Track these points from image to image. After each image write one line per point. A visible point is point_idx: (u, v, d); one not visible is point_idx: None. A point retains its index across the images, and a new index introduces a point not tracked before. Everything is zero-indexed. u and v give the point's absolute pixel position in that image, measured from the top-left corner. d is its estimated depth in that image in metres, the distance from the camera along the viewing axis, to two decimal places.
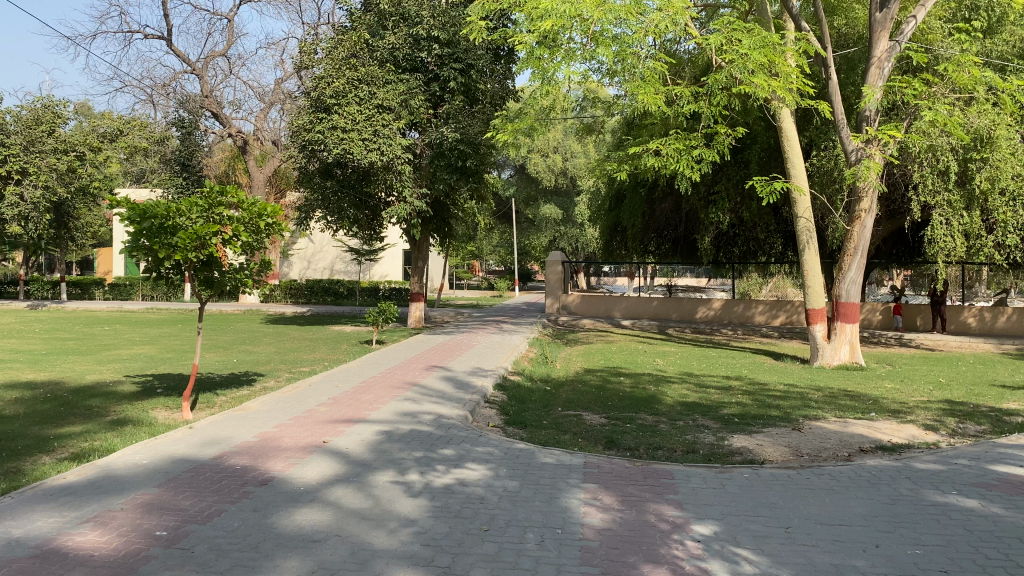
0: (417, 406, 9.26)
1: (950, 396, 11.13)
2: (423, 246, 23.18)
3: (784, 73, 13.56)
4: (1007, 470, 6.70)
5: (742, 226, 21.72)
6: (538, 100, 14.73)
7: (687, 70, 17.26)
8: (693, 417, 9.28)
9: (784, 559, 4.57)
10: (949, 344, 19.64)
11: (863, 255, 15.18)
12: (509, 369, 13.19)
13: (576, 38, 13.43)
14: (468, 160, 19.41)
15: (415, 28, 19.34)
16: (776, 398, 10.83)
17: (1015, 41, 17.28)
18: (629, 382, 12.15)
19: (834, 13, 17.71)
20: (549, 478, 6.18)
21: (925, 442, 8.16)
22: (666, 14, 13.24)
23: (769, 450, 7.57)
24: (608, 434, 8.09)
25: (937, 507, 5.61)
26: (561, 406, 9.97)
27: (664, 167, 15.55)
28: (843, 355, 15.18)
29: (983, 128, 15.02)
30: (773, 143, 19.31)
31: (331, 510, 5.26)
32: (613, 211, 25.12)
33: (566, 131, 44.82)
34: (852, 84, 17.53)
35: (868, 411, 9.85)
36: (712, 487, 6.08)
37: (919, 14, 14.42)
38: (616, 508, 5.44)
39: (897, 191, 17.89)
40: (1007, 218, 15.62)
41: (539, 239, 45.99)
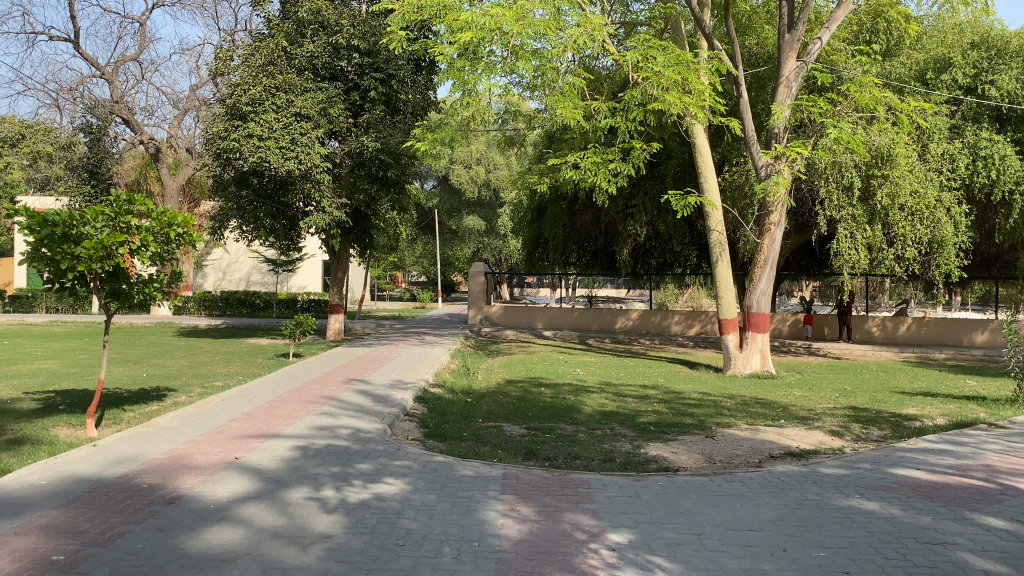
0: (334, 420, 9.13)
1: (855, 403, 11.62)
2: (343, 257, 22.95)
3: (698, 91, 13.99)
4: (906, 473, 7.01)
5: (658, 239, 22.18)
6: (458, 113, 14.72)
7: (606, 85, 17.56)
8: (611, 425, 9.42)
9: (696, 565, 4.67)
10: (855, 352, 20.52)
11: (773, 268, 15.71)
12: (430, 381, 13.10)
13: (497, 51, 13.49)
14: (390, 169, 19.32)
15: (335, 36, 19.14)
16: (690, 406, 11.09)
17: (912, 63, 18.28)
18: (549, 392, 12.28)
19: (746, 33, 18.40)
20: (466, 490, 6.18)
21: (831, 447, 8.48)
22: (585, 30, 13.57)
23: (682, 458, 7.74)
24: (527, 445, 8.14)
25: (840, 511, 5.82)
26: (481, 418, 9.96)
27: (583, 180, 15.75)
28: (754, 363, 15.62)
29: (884, 146, 15.77)
30: (688, 159, 19.80)
31: (243, 528, 5.12)
32: (535, 223, 25.34)
33: (489, 143, 45.09)
34: (763, 101, 18.10)
35: (777, 418, 10.16)
36: (627, 496, 6.18)
37: (825, 36, 14.99)
38: (532, 518, 5.46)
39: (804, 206, 18.56)
40: (906, 232, 16.43)
41: (462, 250, 46.03)
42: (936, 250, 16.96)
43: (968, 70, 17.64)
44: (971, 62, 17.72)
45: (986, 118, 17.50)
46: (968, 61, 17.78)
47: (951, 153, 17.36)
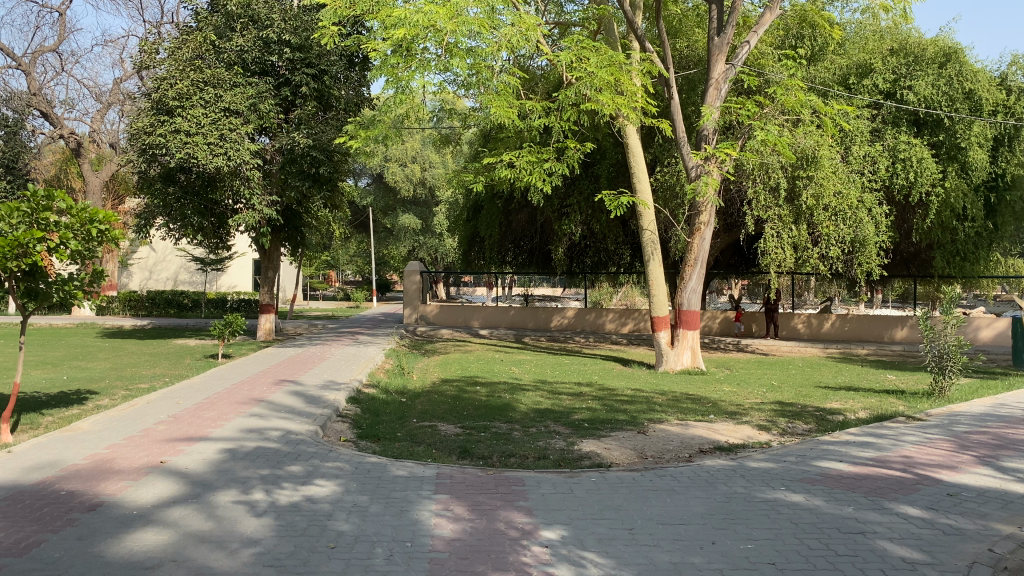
0: (264, 422, 8.95)
1: (782, 398, 11.94)
2: (274, 256, 22.53)
3: (630, 92, 14.17)
4: (828, 466, 7.24)
5: (593, 239, 22.39)
6: (392, 110, 14.57)
7: (541, 86, 17.64)
8: (545, 423, 9.46)
9: (627, 560, 4.73)
10: (782, 348, 21.07)
11: (703, 267, 16.02)
12: (364, 381, 12.95)
13: (431, 48, 13.42)
14: (322, 167, 19.02)
15: (265, 31, 18.80)
16: (623, 402, 11.23)
17: (835, 68, 18.78)
18: (484, 391, 12.28)
19: (677, 36, 18.73)
20: (399, 491, 6.13)
21: (758, 441, 8.68)
22: (518, 29, 13.60)
23: (615, 454, 7.84)
24: (462, 444, 8.12)
25: (767, 503, 5.97)
26: (416, 417, 9.90)
27: (518, 179, 15.77)
28: (685, 360, 15.89)
29: (809, 148, 16.27)
30: (621, 159, 20.00)
31: (167, 534, 4.97)
32: (471, 222, 25.11)
33: (424, 141, 44.86)
34: (693, 104, 18.43)
35: (707, 413, 10.37)
36: (560, 492, 6.22)
37: (753, 40, 15.32)
38: (466, 517, 5.45)
39: (733, 206, 19.05)
40: (830, 232, 16.87)
41: (397, 249, 45.69)
42: (858, 249, 17.43)
43: (888, 75, 18.28)
44: (891, 68, 18.38)
45: (904, 122, 18.26)
46: (888, 67, 18.42)
47: (872, 155, 17.93)
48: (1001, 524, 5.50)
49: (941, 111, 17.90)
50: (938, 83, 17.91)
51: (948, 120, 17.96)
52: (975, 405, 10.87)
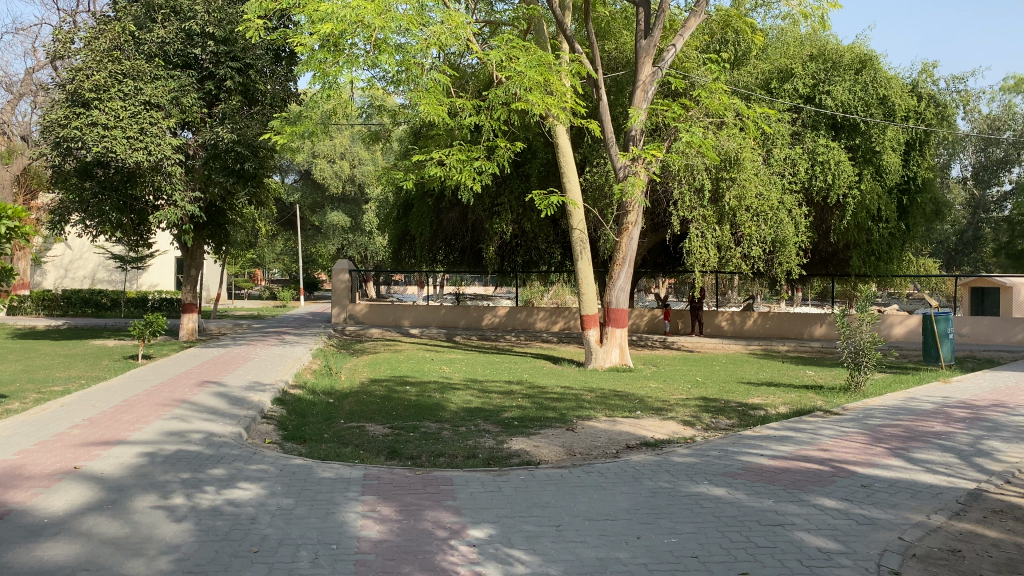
0: (186, 425, 8.69)
1: (706, 393, 12.22)
2: (197, 254, 21.93)
3: (559, 92, 14.27)
4: (750, 459, 7.44)
5: (524, 238, 22.49)
6: (319, 104, 14.33)
7: (471, 84, 17.67)
8: (475, 422, 9.45)
9: (554, 557, 4.76)
10: (707, 345, 21.55)
11: (631, 266, 16.25)
12: (290, 382, 12.72)
13: (359, 44, 13.27)
14: (246, 162, 18.65)
15: (188, 23, 18.30)
16: (553, 400, 11.32)
17: (757, 73, 19.33)
18: (414, 391, 12.20)
19: (605, 37, 18.95)
20: (325, 493, 6.04)
21: (683, 436, 8.86)
22: (448, 27, 13.58)
23: (544, 451, 7.90)
24: (390, 444, 8.06)
25: (690, 498, 6.09)
26: (343, 418, 9.77)
27: (448, 177, 15.71)
28: (614, 357, 16.09)
29: (732, 150, 16.72)
30: (552, 159, 20.13)
31: (79, 542, 4.78)
32: (401, 220, 24.82)
33: (353, 138, 44.36)
34: (622, 104, 18.70)
35: (634, 409, 10.54)
36: (489, 491, 6.23)
37: (678, 43, 15.62)
38: (393, 518, 5.41)
39: (660, 207, 19.42)
40: (752, 232, 17.36)
41: (325, 247, 45.07)
42: (779, 249, 17.91)
43: (808, 80, 18.88)
44: (810, 73, 18.98)
45: (823, 126, 18.86)
46: (807, 73, 19.02)
47: (792, 158, 18.48)
48: (910, 513, 5.74)
49: (857, 116, 18.57)
50: (855, 89, 18.56)
51: (864, 125, 18.62)
52: (888, 399, 11.31)
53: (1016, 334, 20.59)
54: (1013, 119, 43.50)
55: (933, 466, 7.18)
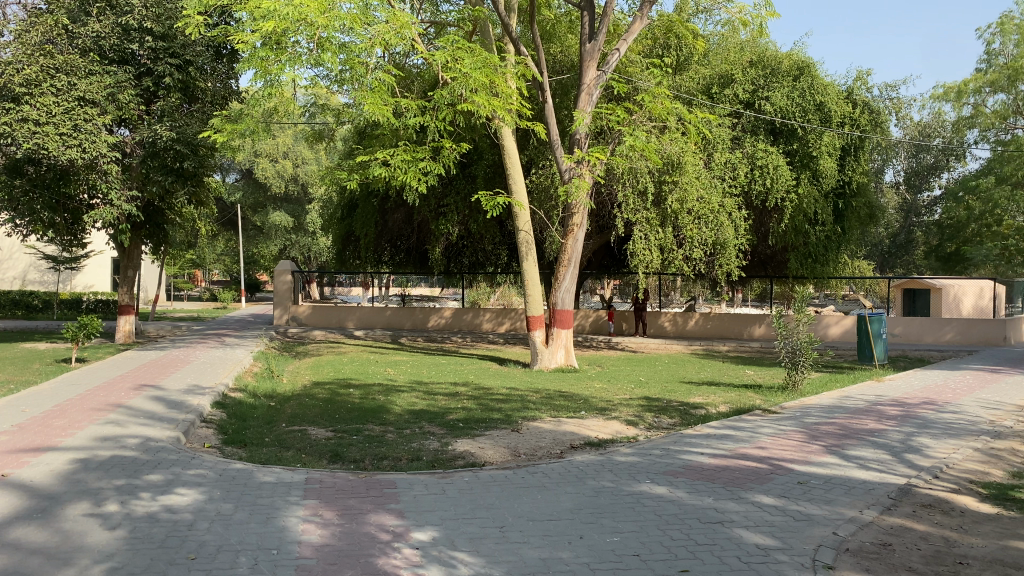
0: (121, 430, 8.47)
1: (649, 393, 12.39)
2: (134, 254, 21.36)
3: (505, 94, 14.27)
4: (691, 458, 7.56)
5: (470, 239, 22.45)
6: (261, 103, 14.10)
7: (416, 84, 17.63)
8: (419, 424, 9.42)
9: (497, 558, 4.78)
10: (650, 346, 21.83)
11: (576, 268, 16.38)
12: (230, 385, 12.48)
13: (303, 42, 13.09)
14: (186, 161, 18.26)
15: (125, 17, 17.88)
16: (498, 401, 11.34)
17: (699, 77, 19.53)
18: (358, 393, 12.09)
19: (550, 41, 19.07)
20: (266, 497, 5.96)
21: (626, 436, 8.97)
22: (393, 27, 13.50)
23: (489, 452, 7.91)
24: (332, 448, 7.97)
25: (632, 497, 6.16)
26: (285, 422, 9.63)
27: (393, 178, 15.64)
28: (559, 358, 16.18)
29: (675, 154, 16.93)
30: (498, 160, 20.19)
31: (5, 553, 4.63)
32: (346, 220, 24.44)
33: (296, 137, 43.74)
34: (566, 108, 18.86)
35: (579, 410, 10.62)
36: (433, 493, 6.21)
37: (622, 47, 15.80)
38: (336, 522, 5.36)
39: (605, 208, 19.62)
40: (693, 234, 17.62)
41: (268, 248, 44.39)
42: (719, 251, 18.24)
43: (747, 86, 19.25)
44: (750, 80, 19.35)
45: (762, 131, 19.27)
46: (747, 79, 19.38)
47: (732, 162, 18.82)
48: (845, 509, 5.90)
49: (795, 121, 19.08)
50: (793, 95, 19.05)
51: (801, 130, 19.16)
52: (824, 398, 11.60)
53: (946, 334, 21.29)
54: (942, 126, 45.14)
55: (866, 462, 7.40)
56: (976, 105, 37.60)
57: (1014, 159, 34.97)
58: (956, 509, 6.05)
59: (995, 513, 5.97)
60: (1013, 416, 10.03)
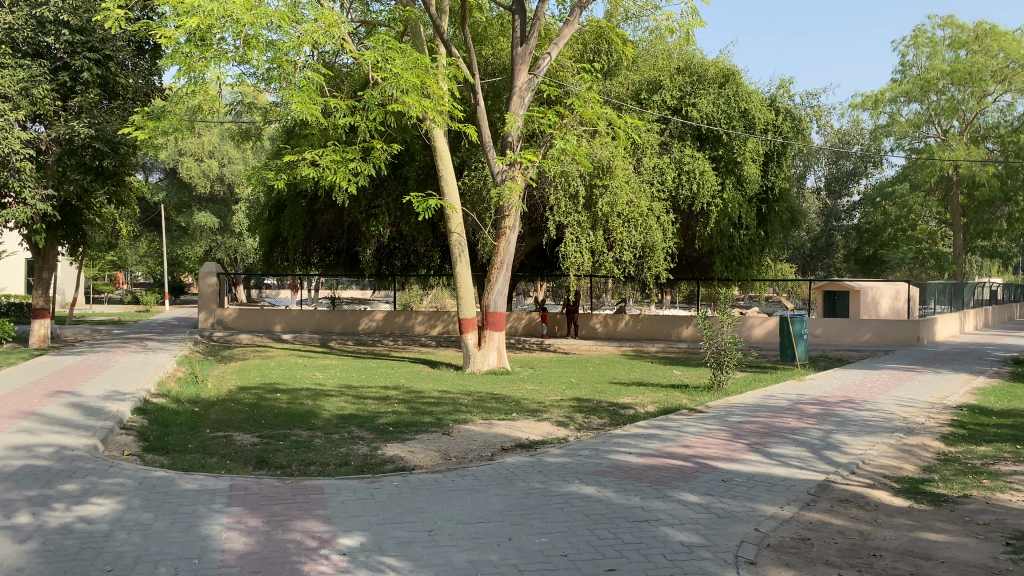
0: (35, 438, 8.14)
1: (580, 394, 12.51)
2: (49, 255, 20.58)
3: (436, 95, 14.20)
4: (619, 458, 7.66)
5: (402, 241, 22.27)
6: (184, 100, 13.70)
7: (346, 84, 17.45)
8: (348, 429, 9.30)
9: (426, 562, 4.76)
10: (581, 347, 22.04)
11: (508, 270, 16.41)
12: (153, 391, 12.10)
13: (228, 39, 12.83)
14: (106, 159, 17.63)
15: (39, 8, 17.13)
16: (429, 404, 11.29)
17: (628, 83, 19.78)
18: (286, 397, 11.88)
19: (482, 43, 19.09)
20: (188, 506, 5.80)
21: (557, 437, 9.03)
22: (321, 25, 13.29)
23: (419, 456, 7.87)
24: (258, 454, 7.81)
25: (562, 497, 6.21)
26: (209, 428, 9.39)
27: (321, 178, 15.40)
28: (491, 360, 16.19)
29: (605, 158, 17.12)
30: (430, 162, 20.13)
31: None
32: (273, 221, 23.97)
33: (222, 135, 42.72)
34: (498, 110, 18.91)
35: (510, 412, 10.66)
36: (361, 498, 6.15)
37: (553, 51, 15.90)
38: (261, 529, 5.25)
39: (536, 211, 19.77)
40: (623, 238, 17.85)
41: (193, 249, 43.24)
42: (648, 254, 18.51)
43: (675, 92, 19.61)
44: (677, 86, 19.73)
45: (689, 137, 19.64)
46: (675, 85, 19.76)
47: (660, 167, 19.07)
48: (766, 505, 6.07)
49: (720, 128, 19.54)
50: (718, 102, 19.53)
51: (726, 136, 19.60)
52: (748, 396, 11.90)
53: (864, 334, 22.09)
54: (860, 134, 46.88)
55: (787, 459, 7.62)
56: (893, 114, 39.14)
57: (927, 167, 36.53)
58: (870, 503, 6.28)
59: (906, 506, 6.22)
60: (925, 413, 10.48)
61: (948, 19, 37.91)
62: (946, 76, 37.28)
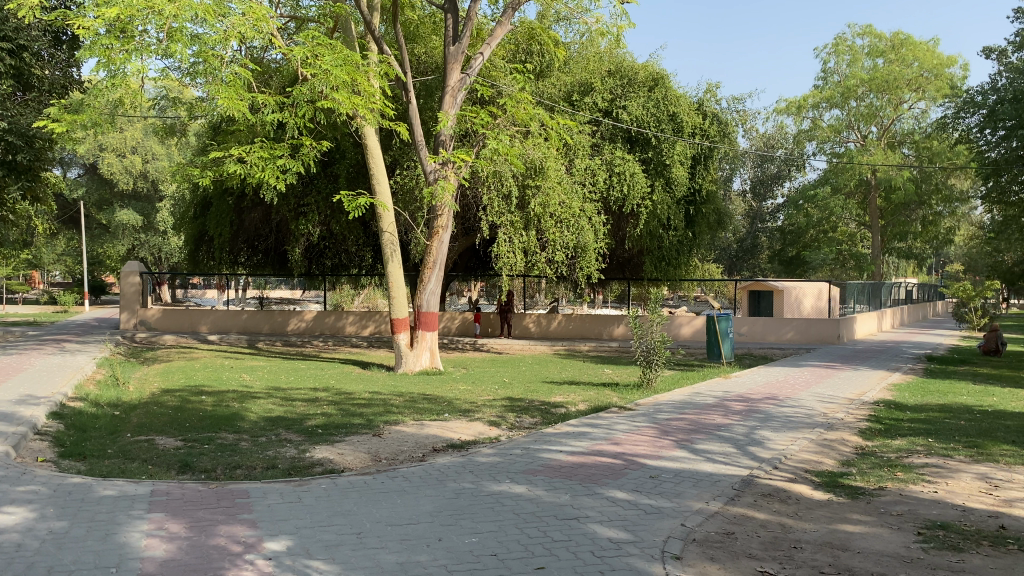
0: None
1: (512, 394, 12.55)
2: None
3: (367, 93, 14.05)
4: (550, 456, 7.72)
5: (332, 240, 21.96)
6: (104, 93, 13.24)
7: (275, 80, 17.13)
8: (276, 431, 9.13)
9: (354, 565, 4.70)
10: (514, 347, 22.11)
11: (441, 269, 16.35)
12: (70, 395, 11.65)
13: (151, 32, 12.47)
14: (19, 153, 16.90)
15: None
16: (360, 405, 11.17)
17: (560, 85, 19.96)
18: (211, 400, 11.60)
19: (414, 41, 19.03)
20: (106, 513, 5.60)
21: (488, 437, 9.04)
22: (249, 20, 13.01)
23: (348, 458, 7.78)
24: (181, 458, 7.61)
25: (492, 497, 6.22)
26: (130, 432, 9.10)
27: (248, 175, 15.06)
28: (424, 361, 16.11)
29: (537, 159, 17.21)
30: (361, 160, 19.91)
31: None
32: (199, 219, 23.34)
33: (145, 130, 41.45)
34: (430, 109, 18.83)
35: (441, 412, 10.62)
36: (287, 502, 6.04)
37: (485, 51, 15.89)
38: (183, 536, 5.11)
39: (470, 211, 19.77)
40: (556, 238, 18.01)
41: (114, 248, 41.83)
42: (581, 254, 18.72)
43: (606, 95, 19.83)
44: (608, 88, 19.94)
45: (620, 139, 19.90)
46: (606, 88, 19.98)
47: (592, 168, 19.25)
48: (692, 501, 6.20)
49: (649, 130, 19.87)
50: (647, 105, 19.88)
51: (656, 139, 19.95)
52: (676, 394, 12.13)
53: (787, 333, 22.74)
54: (784, 139, 48.27)
55: (713, 455, 7.80)
56: (815, 119, 40.43)
57: (847, 171, 37.77)
58: (792, 497, 6.47)
59: (825, 499, 6.42)
60: (844, 409, 10.84)
61: (868, 29, 39.32)
62: (865, 84, 38.57)
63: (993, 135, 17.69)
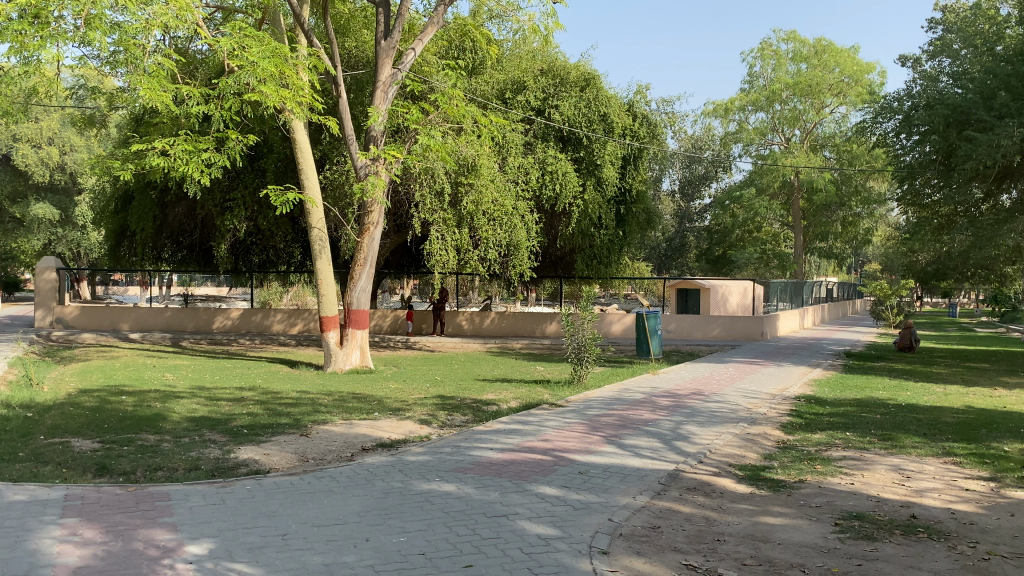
0: None
1: (443, 392, 12.49)
2: None
3: (295, 86, 13.78)
4: (480, 454, 7.71)
5: (259, 235, 21.51)
6: (17, 80, 12.66)
7: (200, 71, 16.67)
8: (199, 432, 8.89)
9: (278, 567, 4.61)
10: (447, 344, 22.04)
11: (372, 266, 16.16)
12: None
13: (67, 18, 11.98)
14: None
15: None
16: (287, 405, 10.97)
17: (493, 82, 20.00)
18: (131, 400, 11.22)
19: (344, 35, 18.79)
20: (15, 519, 5.37)
21: (418, 435, 8.99)
22: (173, 9, 12.56)
23: (274, 458, 7.63)
24: (98, 460, 7.34)
25: (421, 496, 6.17)
26: (44, 435, 8.73)
27: (172, 169, 14.61)
28: (354, 359, 15.92)
29: (470, 156, 17.17)
30: (290, 155, 19.55)
31: None
32: (120, 214, 22.32)
33: (62, 121, 39.89)
34: (361, 104, 18.61)
35: (371, 411, 10.49)
36: (210, 504, 5.89)
37: (417, 47, 15.76)
38: (98, 541, 4.94)
39: (402, 208, 19.63)
40: (488, 235, 18.02)
41: (28, 243, 40.12)
42: (513, 252, 18.77)
43: (538, 93, 19.89)
44: (541, 87, 20.03)
45: (552, 138, 20.00)
46: (538, 87, 20.03)
47: (525, 166, 19.30)
48: (620, 496, 6.27)
49: (581, 130, 20.04)
50: (579, 105, 20.02)
51: (587, 139, 20.13)
52: (606, 390, 12.26)
53: (714, 330, 23.23)
54: (712, 140, 49.29)
55: (641, 451, 7.91)
56: (741, 122, 41.36)
57: (771, 172, 38.74)
58: (716, 491, 6.61)
59: (748, 492, 6.57)
60: (767, 404, 11.13)
61: (792, 34, 40.44)
62: (789, 88, 39.67)
63: (908, 139, 18.47)
